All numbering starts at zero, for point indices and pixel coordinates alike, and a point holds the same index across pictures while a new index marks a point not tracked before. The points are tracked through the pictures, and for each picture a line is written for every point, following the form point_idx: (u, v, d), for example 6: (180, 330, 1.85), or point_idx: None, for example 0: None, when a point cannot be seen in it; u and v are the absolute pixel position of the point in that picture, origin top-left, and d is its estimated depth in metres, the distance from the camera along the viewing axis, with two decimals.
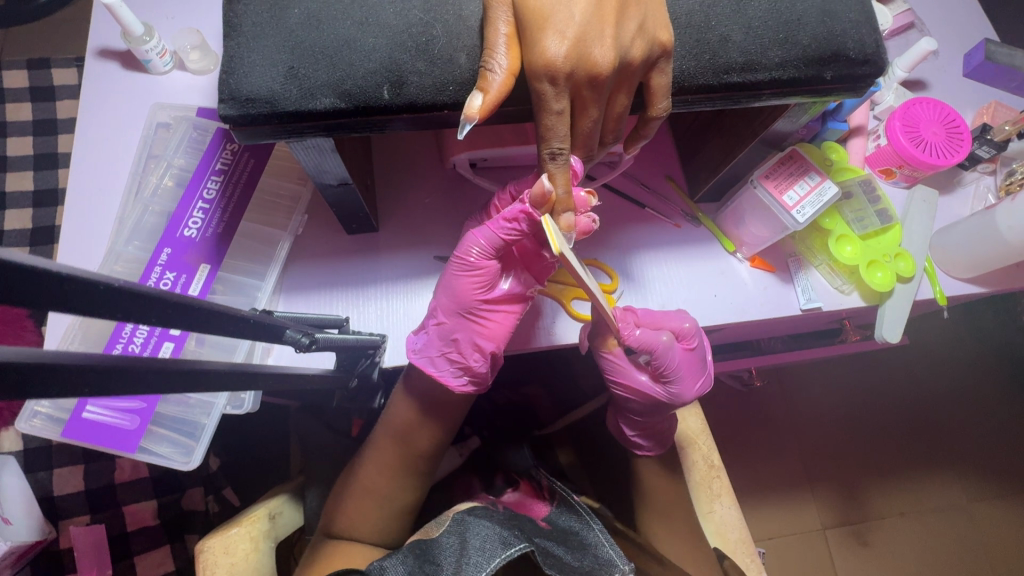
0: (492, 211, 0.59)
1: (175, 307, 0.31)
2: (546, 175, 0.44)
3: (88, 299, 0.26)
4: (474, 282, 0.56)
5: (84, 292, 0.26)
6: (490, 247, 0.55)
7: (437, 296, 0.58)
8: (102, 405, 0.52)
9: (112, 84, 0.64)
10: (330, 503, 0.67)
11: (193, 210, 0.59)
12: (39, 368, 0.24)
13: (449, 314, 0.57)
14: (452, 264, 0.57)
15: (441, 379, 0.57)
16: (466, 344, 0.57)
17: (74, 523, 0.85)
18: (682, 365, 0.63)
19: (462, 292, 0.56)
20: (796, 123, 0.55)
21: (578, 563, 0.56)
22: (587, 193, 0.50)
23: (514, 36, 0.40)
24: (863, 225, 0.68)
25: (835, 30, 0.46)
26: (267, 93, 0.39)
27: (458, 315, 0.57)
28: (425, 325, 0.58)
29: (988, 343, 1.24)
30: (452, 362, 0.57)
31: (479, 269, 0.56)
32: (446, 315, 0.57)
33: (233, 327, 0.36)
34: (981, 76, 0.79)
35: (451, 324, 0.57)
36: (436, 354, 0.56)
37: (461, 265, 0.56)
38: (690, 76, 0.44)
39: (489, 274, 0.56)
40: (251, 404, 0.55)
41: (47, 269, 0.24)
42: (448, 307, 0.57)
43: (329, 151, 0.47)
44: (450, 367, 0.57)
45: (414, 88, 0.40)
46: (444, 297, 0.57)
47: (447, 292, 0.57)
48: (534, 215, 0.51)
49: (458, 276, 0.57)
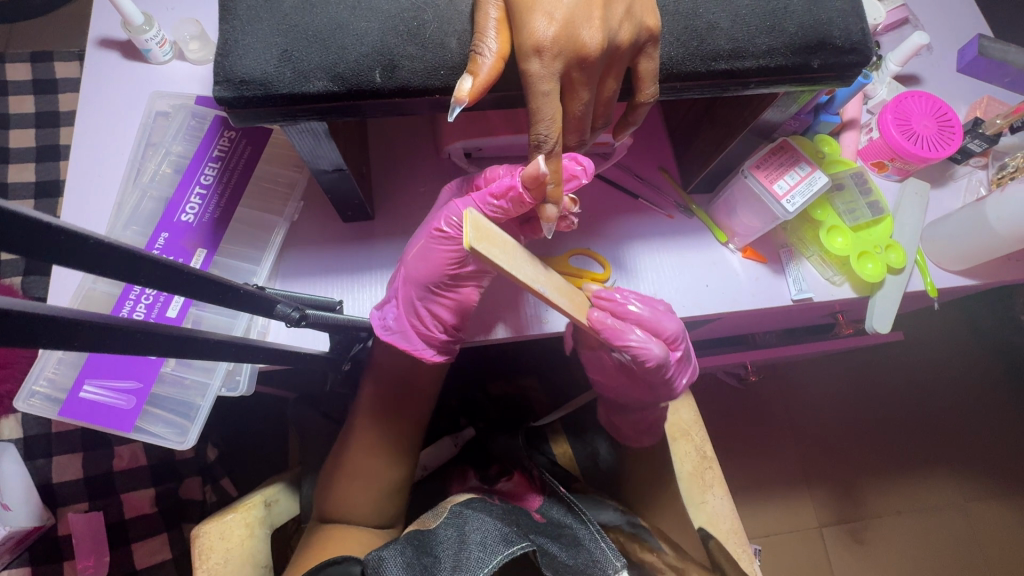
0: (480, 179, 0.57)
1: (167, 272, 0.32)
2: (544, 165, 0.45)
3: (88, 256, 0.28)
4: (451, 257, 0.56)
5: (78, 248, 0.27)
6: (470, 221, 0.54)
7: (408, 265, 0.58)
8: (99, 384, 0.53)
9: (111, 73, 0.65)
10: (324, 488, 0.67)
11: (190, 195, 0.61)
12: (39, 319, 0.26)
13: (421, 287, 0.57)
14: (428, 234, 0.57)
15: (407, 349, 0.60)
16: (434, 317, 0.59)
17: (72, 510, 0.86)
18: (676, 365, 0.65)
19: (436, 268, 0.57)
20: (785, 113, 0.56)
21: (571, 560, 0.57)
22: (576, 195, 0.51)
23: (504, 19, 0.41)
24: (854, 216, 0.68)
25: (822, 18, 0.46)
26: (261, 75, 0.40)
27: (430, 287, 0.58)
28: (393, 294, 0.58)
29: (985, 340, 1.24)
30: (422, 333, 0.60)
31: (457, 244, 0.56)
32: (417, 286, 0.58)
33: (227, 297, 0.38)
34: (974, 71, 0.79)
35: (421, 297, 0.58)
36: (406, 327, 0.59)
37: (437, 238, 0.56)
38: (678, 63, 0.45)
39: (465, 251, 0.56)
40: (246, 385, 0.56)
41: (36, 219, 0.25)
42: (420, 278, 0.57)
43: (324, 136, 0.47)
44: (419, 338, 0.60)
45: (406, 71, 0.41)
46: (417, 266, 0.57)
47: (420, 264, 0.57)
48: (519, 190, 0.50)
49: (434, 247, 0.56)
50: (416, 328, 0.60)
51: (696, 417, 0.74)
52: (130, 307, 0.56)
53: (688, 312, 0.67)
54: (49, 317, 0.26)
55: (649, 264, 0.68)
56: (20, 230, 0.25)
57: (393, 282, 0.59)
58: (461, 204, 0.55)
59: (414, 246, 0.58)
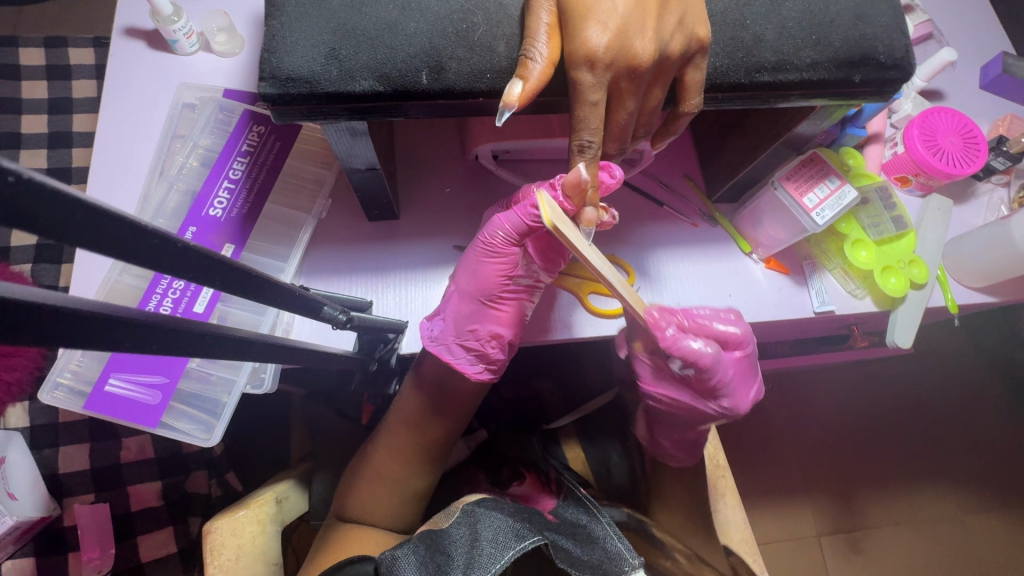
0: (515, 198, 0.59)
1: (206, 267, 0.31)
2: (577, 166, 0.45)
3: (128, 247, 0.27)
4: (499, 270, 0.56)
5: (129, 237, 0.26)
6: (515, 232, 0.54)
7: (458, 278, 0.58)
8: (124, 378, 0.53)
9: (138, 62, 0.64)
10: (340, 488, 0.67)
11: (218, 190, 0.60)
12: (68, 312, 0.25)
13: (471, 300, 0.57)
14: (475, 248, 0.57)
15: (455, 363, 0.58)
16: (485, 332, 0.58)
17: (78, 501, 0.85)
18: (734, 376, 0.63)
19: (486, 279, 0.56)
20: (819, 127, 0.56)
21: (587, 556, 0.56)
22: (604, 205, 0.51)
23: (555, 25, 0.41)
24: (879, 230, 0.68)
25: (867, 34, 0.46)
26: (308, 73, 0.40)
27: (480, 299, 0.57)
28: (442, 308, 0.58)
29: (989, 357, 1.25)
30: (469, 349, 0.58)
31: (505, 257, 0.56)
32: (466, 299, 0.57)
33: (264, 294, 0.37)
34: (997, 89, 0.80)
35: (470, 310, 0.58)
36: (453, 340, 0.57)
37: (486, 250, 0.56)
38: (723, 74, 0.44)
39: (514, 262, 0.56)
40: (271, 382, 0.56)
41: (94, 207, 0.24)
42: (469, 292, 0.57)
43: (361, 135, 0.47)
44: (468, 354, 0.58)
45: (452, 74, 0.41)
46: (466, 279, 0.58)
47: (470, 277, 0.57)
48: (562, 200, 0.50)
49: (483, 262, 0.56)
50: (466, 343, 0.59)
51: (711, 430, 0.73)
52: (157, 302, 0.56)
53: None
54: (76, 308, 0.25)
55: (674, 271, 0.68)
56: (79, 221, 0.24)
57: (444, 298, 0.59)
58: (501, 216, 0.55)
59: (463, 261, 0.58)
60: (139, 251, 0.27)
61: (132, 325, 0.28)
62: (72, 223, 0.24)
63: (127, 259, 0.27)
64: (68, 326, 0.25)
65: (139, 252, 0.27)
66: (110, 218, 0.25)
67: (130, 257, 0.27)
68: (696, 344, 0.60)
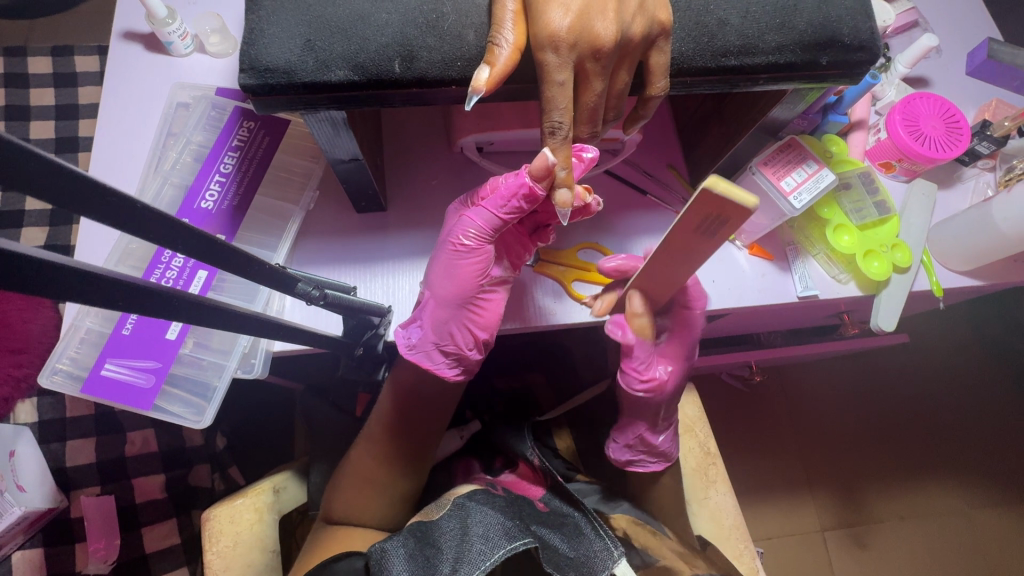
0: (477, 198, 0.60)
1: (200, 240, 0.34)
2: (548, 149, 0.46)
3: (120, 215, 0.29)
4: (476, 271, 0.57)
5: (118, 206, 0.29)
6: (489, 231, 0.56)
7: (433, 285, 0.58)
8: (119, 363, 0.55)
9: (135, 64, 0.67)
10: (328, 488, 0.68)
11: (210, 183, 0.62)
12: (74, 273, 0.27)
13: (450, 305, 0.57)
14: (448, 253, 0.57)
15: (435, 370, 0.59)
16: (463, 334, 0.58)
17: (85, 493, 0.87)
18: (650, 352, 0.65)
19: (462, 282, 0.57)
20: (794, 111, 0.57)
21: (573, 552, 0.59)
22: (583, 189, 0.52)
23: (521, 12, 0.43)
24: (861, 215, 0.69)
25: (832, 16, 0.47)
26: (285, 64, 0.41)
27: (457, 303, 0.57)
28: (420, 315, 0.58)
29: (992, 348, 1.24)
30: (448, 353, 0.59)
31: (481, 257, 0.57)
32: (443, 305, 0.57)
33: (249, 270, 0.39)
34: (983, 75, 0.80)
35: (447, 315, 0.58)
36: (433, 347, 0.57)
37: (459, 253, 0.57)
38: (690, 58, 0.46)
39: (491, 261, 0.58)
40: (261, 367, 0.58)
41: (88, 180, 0.27)
42: (447, 297, 0.57)
43: (342, 126, 0.49)
44: (448, 356, 0.58)
45: (424, 62, 0.42)
46: (442, 284, 0.57)
47: (446, 281, 0.57)
48: (534, 192, 0.51)
49: (460, 263, 0.57)
50: (444, 346, 0.59)
51: (700, 413, 0.73)
52: None
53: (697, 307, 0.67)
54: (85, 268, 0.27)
55: None
56: (67, 185, 0.26)
57: (420, 307, 0.58)
58: (473, 218, 0.56)
59: (437, 264, 0.58)
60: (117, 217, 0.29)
61: (123, 287, 0.29)
62: (57, 187, 0.26)
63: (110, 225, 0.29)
64: (65, 286, 0.26)
65: (130, 220, 0.29)
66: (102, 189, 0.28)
67: (118, 225, 0.29)
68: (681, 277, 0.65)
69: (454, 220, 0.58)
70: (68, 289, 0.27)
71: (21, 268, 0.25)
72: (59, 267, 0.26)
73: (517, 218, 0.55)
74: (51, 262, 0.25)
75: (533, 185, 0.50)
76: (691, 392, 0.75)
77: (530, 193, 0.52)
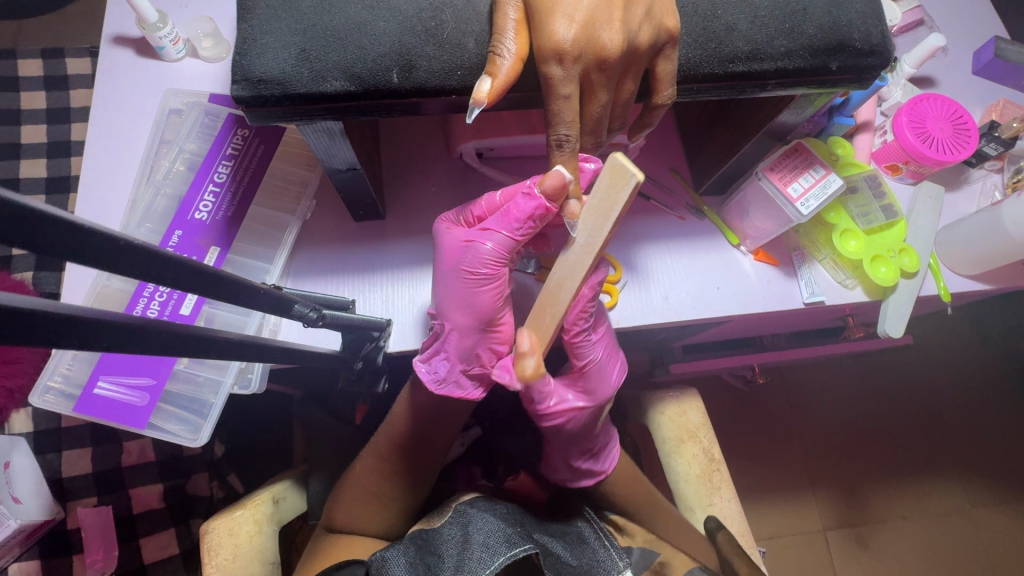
0: (473, 216, 0.57)
1: (189, 271, 0.32)
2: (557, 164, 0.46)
3: (107, 256, 0.28)
4: (494, 295, 0.55)
5: (103, 246, 0.27)
6: (506, 253, 0.54)
7: (452, 315, 0.56)
8: (113, 380, 0.54)
9: (126, 70, 0.65)
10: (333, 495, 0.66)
11: (204, 193, 0.61)
12: (60, 320, 0.25)
13: (474, 333, 0.55)
14: (462, 282, 0.55)
15: (468, 396, 0.59)
16: (489, 356, 0.58)
17: (82, 504, 0.86)
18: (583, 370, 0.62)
19: (484, 308, 0.55)
20: (801, 115, 0.55)
21: (577, 560, 0.58)
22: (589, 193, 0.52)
23: (523, 20, 0.41)
24: (868, 219, 0.68)
25: (842, 21, 0.46)
26: (280, 75, 0.40)
27: (481, 329, 0.56)
28: (444, 348, 0.56)
29: (994, 346, 1.23)
30: (476, 376, 0.58)
31: (497, 279, 0.55)
32: (467, 334, 0.56)
33: (242, 297, 0.38)
34: (990, 73, 0.79)
35: (472, 343, 0.56)
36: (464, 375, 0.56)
37: (475, 280, 0.54)
38: (696, 65, 0.44)
39: (506, 280, 0.56)
40: (258, 383, 0.57)
41: (69, 222, 0.25)
42: (470, 326, 0.55)
43: (338, 136, 0.47)
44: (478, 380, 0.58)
45: (423, 73, 0.41)
46: (462, 314, 0.55)
47: (467, 311, 0.55)
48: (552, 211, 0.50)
49: (477, 289, 0.55)
50: (471, 371, 0.58)
51: (703, 419, 0.71)
52: (145, 304, 0.57)
53: (702, 315, 0.66)
54: (69, 314, 0.26)
55: (660, 265, 0.68)
56: (50, 230, 0.25)
57: (442, 339, 0.56)
58: (486, 242, 0.53)
59: (450, 293, 0.56)
60: (105, 258, 0.28)
61: (112, 329, 0.28)
62: (38, 233, 0.24)
63: (95, 266, 0.27)
64: (54, 334, 0.25)
65: (117, 260, 0.28)
66: (85, 230, 0.26)
67: (106, 265, 0.28)
68: (593, 338, 0.61)
69: (460, 245, 0.55)
70: (56, 336, 0.25)
71: (4, 320, 0.23)
72: (44, 316, 0.25)
73: (532, 236, 0.53)
74: (38, 310, 0.24)
75: (548, 203, 0.49)
76: (694, 396, 0.72)
77: (547, 212, 0.50)
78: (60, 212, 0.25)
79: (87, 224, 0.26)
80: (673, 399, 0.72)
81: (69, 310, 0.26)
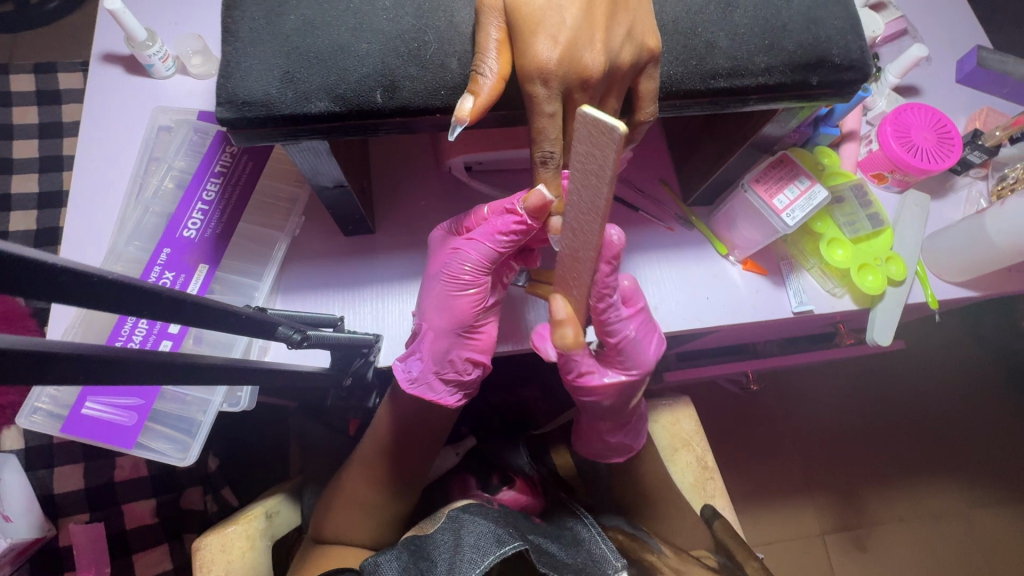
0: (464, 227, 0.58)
1: (170, 303, 0.32)
2: (540, 183, 0.46)
3: (88, 293, 0.28)
4: (473, 302, 0.55)
5: (82, 284, 0.27)
6: (485, 263, 0.54)
7: (428, 316, 0.56)
8: (101, 401, 0.53)
9: (115, 87, 0.65)
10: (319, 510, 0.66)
11: (192, 211, 0.61)
12: (39, 358, 0.25)
13: (448, 336, 0.55)
14: (443, 286, 0.56)
15: (439, 400, 0.58)
16: (462, 362, 0.57)
17: (73, 521, 0.86)
18: (636, 329, 0.58)
19: (459, 314, 0.55)
20: (786, 127, 0.56)
21: (573, 559, 0.58)
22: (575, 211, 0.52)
23: (505, 41, 0.42)
24: (854, 228, 0.68)
25: (821, 36, 0.46)
26: (263, 97, 0.40)
27: (455, 334, 0.56)
28: (419, 349, 0.56)
29: (986, 347, 1.24)
30: (448, 382, 0.58)
31: (478, 287, 0.55)
32: (441, 337, 0.56)
33: (224, 322, 0.38)
34: (974, 82, 0.80)
35: (446, 346, 0.56)
36: (435, 377, 0.56)
37: (454, 285, 0.55)
38: (678, 81, 0.45)
39: (488, 291, 0.56)
40: (247, 401, 0.57)
41: (48, 263, 0.25)
42: (445, 328, 0.56)
43: (325, 154, 0.48)
44: (448, 385, 0.57)
45: (407, 92, 0.41)
46: (439, 316, 0.56)
47: (443, 313, 0.55)
48: (532, 227, 0.51)
49: (455, 295, 0.55)
50: (444, 376, 0.58)
51: (696, 428, 0.71)
52: (131, 325, 0.57)
53: (691, 325, 0.67)
54: (50, 353, 0.26)
55: (650, 276, 0.68)
56: (22, 273, 0.25)
57: (418, 340, 0.56)
58: (468, 249, 0.54)
59: (431, 297, 0.56)
60: (84, 296, 0.28)
61: (96, 364, 0.28)
62: (12, 276, 0.24)
63: (78, 305, 0.27)
64: (28, 371, 0.25)
65: (96, 296, 0.28)
66: (62, 270, 0.26)
67: (85, 301, 0.28)
68: (623, 314, 0.58)
69: (445, 250, 0.56)
70: (30, 373, 0.25)
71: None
72: (27, 356, 0.25)
73: (513, 250, 0.54)
74: (6, 349, 0.24)
75: (530, 220, 0.50)
76: (687, 405, 0.73)
77: (527, 228, 0.51)
78: (42, 255, 0.25)
79: (65, 263, 0.26)
80: (666, 407, 0.72)
81: (48, 348, 0.26)
